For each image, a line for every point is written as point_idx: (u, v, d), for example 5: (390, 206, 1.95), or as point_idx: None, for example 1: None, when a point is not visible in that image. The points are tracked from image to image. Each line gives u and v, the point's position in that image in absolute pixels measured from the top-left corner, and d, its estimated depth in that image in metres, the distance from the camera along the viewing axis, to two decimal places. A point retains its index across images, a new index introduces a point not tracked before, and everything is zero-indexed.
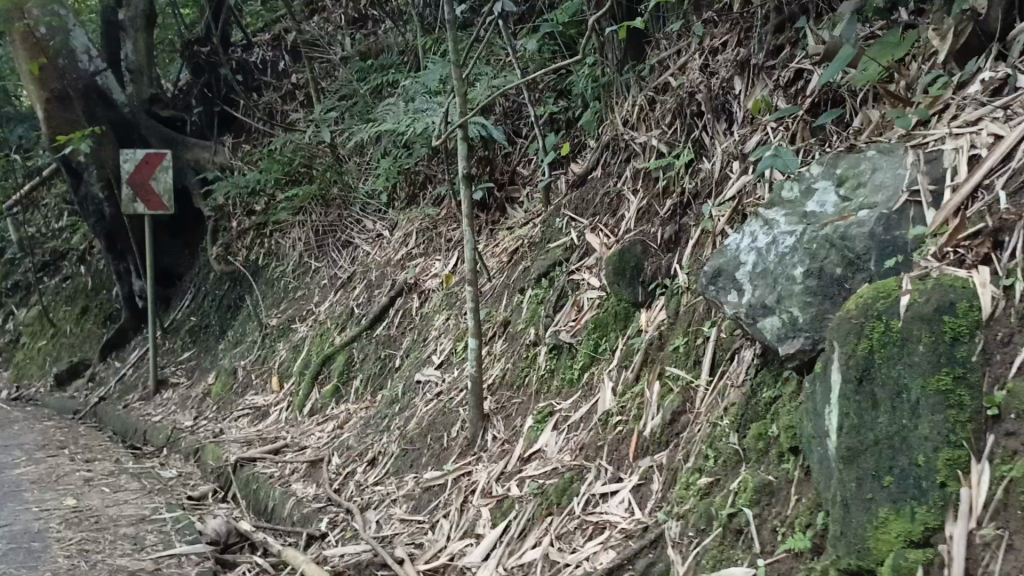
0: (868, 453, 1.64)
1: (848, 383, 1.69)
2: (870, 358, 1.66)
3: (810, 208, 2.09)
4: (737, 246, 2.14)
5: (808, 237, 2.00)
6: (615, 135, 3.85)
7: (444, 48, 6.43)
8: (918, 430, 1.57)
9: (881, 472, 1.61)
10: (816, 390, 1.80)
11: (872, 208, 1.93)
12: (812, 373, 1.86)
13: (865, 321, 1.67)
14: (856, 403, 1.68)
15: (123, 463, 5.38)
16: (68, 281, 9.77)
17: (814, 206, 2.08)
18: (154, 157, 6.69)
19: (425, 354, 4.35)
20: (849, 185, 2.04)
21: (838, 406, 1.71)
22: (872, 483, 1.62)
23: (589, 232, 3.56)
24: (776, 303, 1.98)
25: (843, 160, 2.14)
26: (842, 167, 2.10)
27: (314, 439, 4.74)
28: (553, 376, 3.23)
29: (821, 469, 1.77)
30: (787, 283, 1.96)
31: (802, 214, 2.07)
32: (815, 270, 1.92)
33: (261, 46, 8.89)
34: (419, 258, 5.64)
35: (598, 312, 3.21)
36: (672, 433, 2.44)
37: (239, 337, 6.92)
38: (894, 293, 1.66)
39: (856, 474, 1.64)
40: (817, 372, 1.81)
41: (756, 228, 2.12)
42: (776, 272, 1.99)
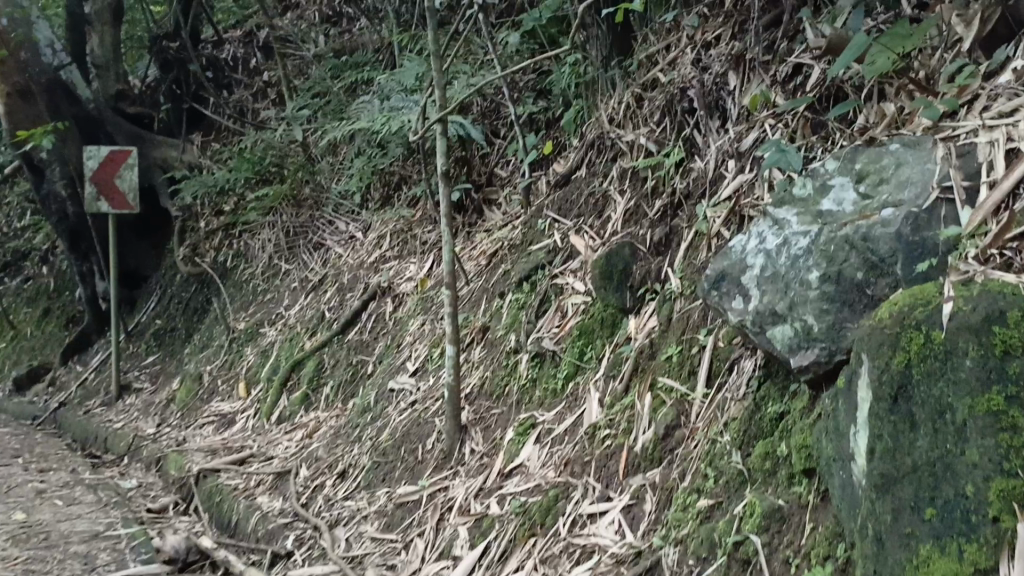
0: (905, 481, 1.46)
1: (882, 402, 1.51)
2: (906, 373, 1.48)
3: (826, 207, 1.92)
4: (744, 248, 1.99)
5: (825, 238, 1.84)
6: (601, 133, 3.69)
7: (421, 46, 6.25)
8: (965, 455, 1.38)
9: (922, 503, 1.43)
10: (839, 409, 1.64)
11: (899, 206, 1.76)
12: (832, 388, 1.70)
13: (901, 333, 1.50)
14: (891, 424, 1.50)
15: (80, 473, 5.13)
16: (30, 282, 9.44)
17: (830, 203, 1.91)
18: (119, 154, 6.42)
19: (399, 361, 4.16)
20: (870, 182, 1.87)
21: (870, 427, 1.53)
22: (911, 516, 1.43)
23: (573, 234, 3.40)
24: (787, 310, 1.81)
25: (862, 154, 1.96)
26: (862, 162, 1.93)
27: (281, 449, 4.53)
28: (535, 386, 3.06)
29: (845, 496, 1.61)
30: (801, 288, 1.79)
31: (817, 213, 1.92)
32: (833, 274, 1.76)
33: (233, 42, 8.59)
34: (393, 261, 5.44)
35: (584, 319, 3.04)
36: (665, 449, 2.28)
37: (205, 341, 6.67)
38: (936, 300, 1.50)
39: (892, 505, 1.46)
40: (839, 388, 1.65)
41: (766, 227, 1.98)
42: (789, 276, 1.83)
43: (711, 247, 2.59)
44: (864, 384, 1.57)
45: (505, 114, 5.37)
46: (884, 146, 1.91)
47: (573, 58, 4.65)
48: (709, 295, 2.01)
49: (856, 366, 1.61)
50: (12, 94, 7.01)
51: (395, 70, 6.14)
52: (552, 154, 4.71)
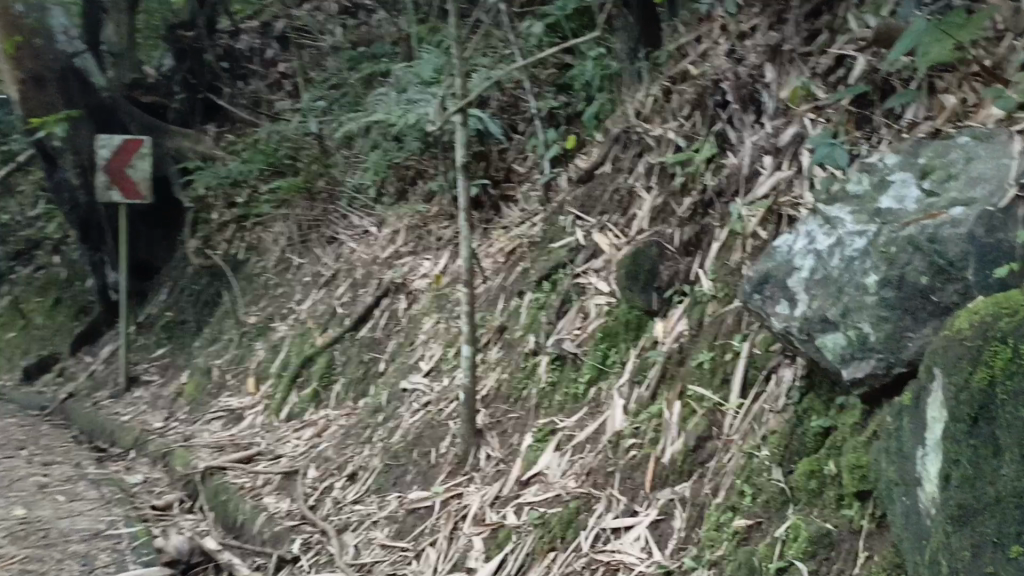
0: (986, 513, 1.27)
1: (961, 423, 1.33)
2: (987, 391, 1.29)
3: (884, 205, 1.79)
4: (790, 248, 1.88)
5: (884, 239, 1.72)
6: (627, 127, 3.51)
7: (440, 38, 6.11)
8: None
9: (1006, 539, 1.24)
10: (904, 431, 1.50)
11: (969, 204, 1.62)
12: (893, 405, 1.56)
13: (982, 345, 1.31)
14: (971, 449, 1.32)
15: (84, 467, 5.03)
16: (41, 271, 9.37)
17: (889, 201, 1.78)
18: (133, 143, 6.32)
19: (412, 360, 4.03)
20: (935, 178, 1.74)
21: (947, 450, 1.36)
22: (993, 553, 1.26)
23: (596, 232, 3.26)
24: (839, 316, 1.70)
25: (926, 148, 1.83)
26: (926, 156, 1.81)
27: (290, 447, 4.42)
28: (554, 390, 2.93)
29: (913, 524, 1.45)
30: (858, 293, 1.68)
31: (874, 211, 1.79)
32: (894, 278, 1.64)
33: (249, 32, 8.27)
34: (407, 257, 5.32)
35: (607, 321, 2.90)
36: (695, 462, 2.15)
37: (215, 335, 6.58)
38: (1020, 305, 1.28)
39: (971, 540, 1.29)
40: (908, 405, 1.50)
41: (815, 226, 1.86)
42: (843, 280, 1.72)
43: (747, 248, 2.45)
44: (941, 400, 1.39)
45: (525, 108, 5.20)
46: (952, 139, 1.78)
47: (598, 52, 4.51)
48: (749, 300, 1.87)
49: (929, 379, 1.45)
50: (25, 81, 6.93)
51: (413, 62, 6.00)
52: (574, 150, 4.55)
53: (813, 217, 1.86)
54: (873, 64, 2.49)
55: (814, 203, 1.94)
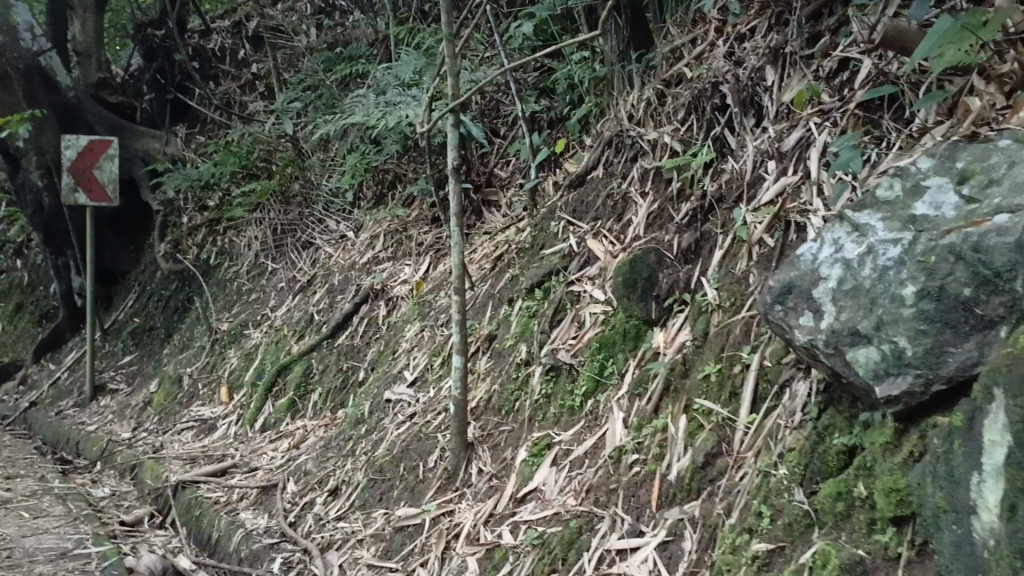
0: None
1: None
2: None
3: (920, 210, 1.75)
4: (816, 255, 1.86)
5: (922, 248, 1.65)
6: (620, 131, 3.44)
7: (420, 40, 6.01)
8: None
9: None
10: (955, 454, 1.41)
11: (1015, 211, 1.55)
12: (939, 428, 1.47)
13: None
14: None
15: (48, 480, 4.83)
16: (3, 276, 9.08)
17: (925, 207, 1.75)
18: (99, 144, 6.11)
19: (396, 369, 3.90)
20: (976, 184, 1.70)
21: (1010, 474, 1.27)
22: None
23: (590, 238, 3.16)
24: (873, 330, 1.65)
25: (965, 151, 1.79)
26: (965, 161, 1.76)
27: (266, 459, 4.27)
28: (548, 402, 2.82)
29: (963, 549, 1.36)
30: (894, 305, 1.63)
31: (908, 218, 1.75)
32: (934, 289, 1.57)
33: (220, 33, 8.30)
34: (386, 262, 5.19)
35: (603, 330, 2.81)
36: (704, 479, 2.05)
37: (185, 342, 6.38)
38: None
39: None
40: (957, 425, 1.42)
41: (843, 231, 1.82)
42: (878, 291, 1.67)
43: (752, 256, 2.36)
44: (1002, 421, 1.31)
45: (506, 113, 5.16)
46: (993, 143, 1.73)
47: (578, 57, 4.55)
48: (769, 312, 1.84)
49: (985, 399, 1.36)
50: None
51: (392, 65, 5.91)
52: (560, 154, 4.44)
53: (841, 224, 1.84)
54: (879, 66, 2.41)
55: (843, 209, 1.91)
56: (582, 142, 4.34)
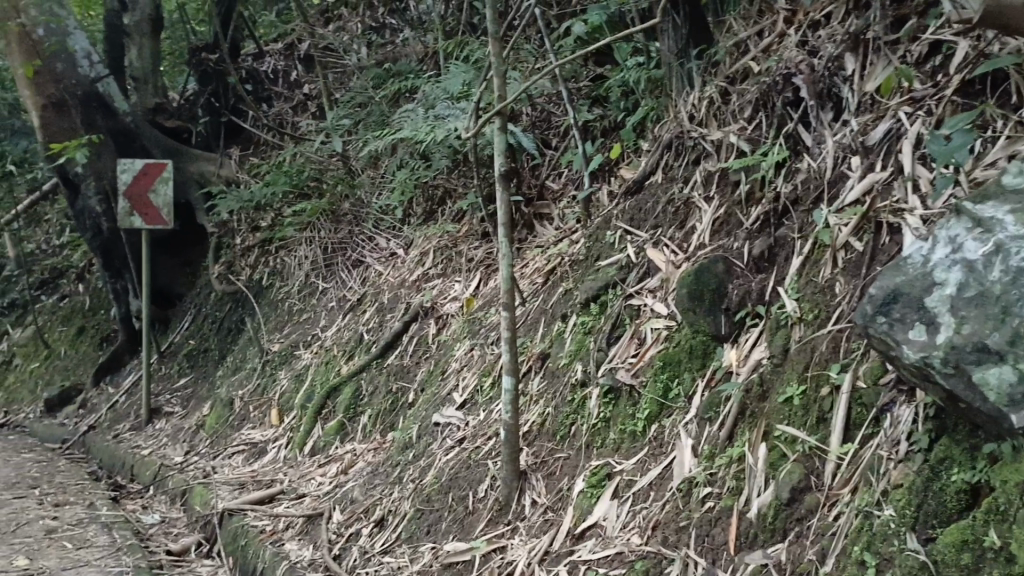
0: None
1: None
2: None
3: None
4: (929, 257, 1.64)
5: None
6: (680, 132, 3.17)
7: (469, 53, 5.87)
8: None
9: None
10: None
11: None
12: None
13: None
14: None
15: (98, 506, 4.74)
16: (65, 299, 9.17)
17: None
18: (154, 167, 6.09)
19: (445, 391, 3.69)
20: None
21: None
22: None
23: (650, 247, 2.90)
24: (1007, 345, 1.45)
25: None
26: None
27: (314, 485, 4.11)
28: (607, 427, 2.58)
29: None
30: None
31: None
32: None
33: (272, 55, 8.26)
34: (436, 279, 5.01)
35: (667, 348, 2.56)
36: (790, 518, 1.80)
37: (237, 364, 6.29)
38: None
39: None
40: None
41: (963, 229, 1.60)
42: (1013, 299, 1.48)
43: (836, 262, 2.10)
44: None
45: (557, 123, 4.96)
46: None
47: (633, 61, 4.30)
48: (873, 325, 1.62)
49: None
50: (46, 107, 6.82)
51: (441, 79, 5.78)
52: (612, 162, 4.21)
53: (961, 219, 1.61)
54: (978, 48, 2.15)
55: (957, 202, 1.67)
56: (637, 150, 4.07)
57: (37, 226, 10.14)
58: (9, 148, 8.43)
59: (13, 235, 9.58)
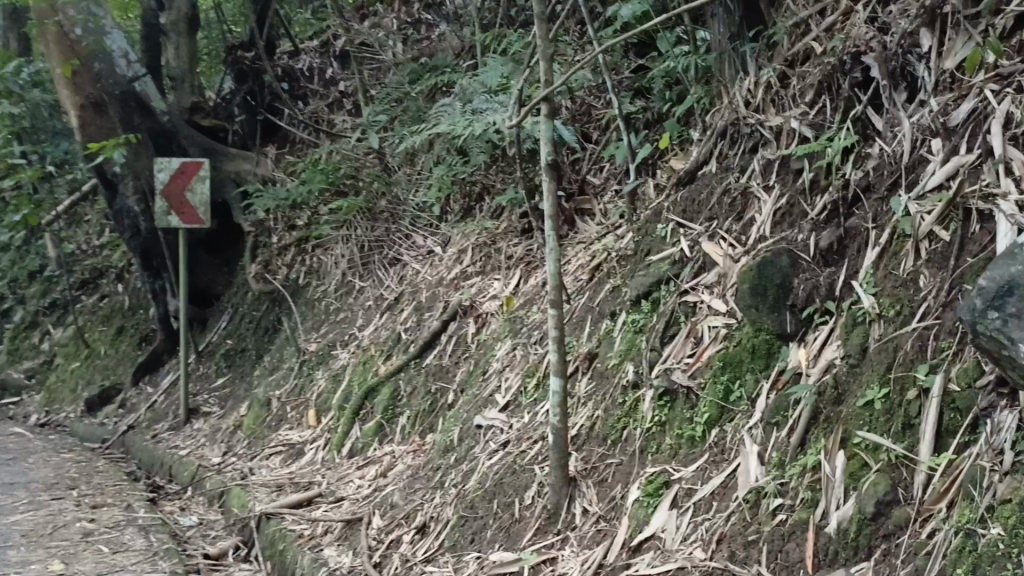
0: None
1: None
2: None
3: None
4: None
5: None
6: (734, 119, 2.99)
7: (507, 45, 5.73)
8: None
9: None
10: None
11: None
12: None
13: None
14: None
15: (135, 508, 4.68)
16: (104, 299, 9.20)
17: None
18: (191, 166, 6.03)
19: (487, 392, 3.56)
20: None
21: None
22: None
23: (705, 240, 2.73)
24: None
25: None
26: None
27: (353, 488, 4.01)
28: (663, 432, 2.42)
29: None
30: None
31: None
32: None
33: (309, 53, 8.21)
34: (475, 277, 4.88)
35: (727, 347, 2.40)
36: (876, 535, 1.65)
37: (275, 363, 6.22)
38: None
39: None
40: None
41: None
42: None
43: (920, 254, 1.94)
44: None
45: (597, 116, 4.81)
46: None
47: (679, 50, 4.11)
48: (984, 322, 1.54)
49: None
50: (85, 107, 6.79)
51: (478, 73, 5.66)
52: (656, 153, 4.04)
53: None
54: None
55: None
56: (683, 141, 3.90)
57: (76, 227, 10.21)
58: (49, 150, 8.47)
59: (54, 236, 9.65)
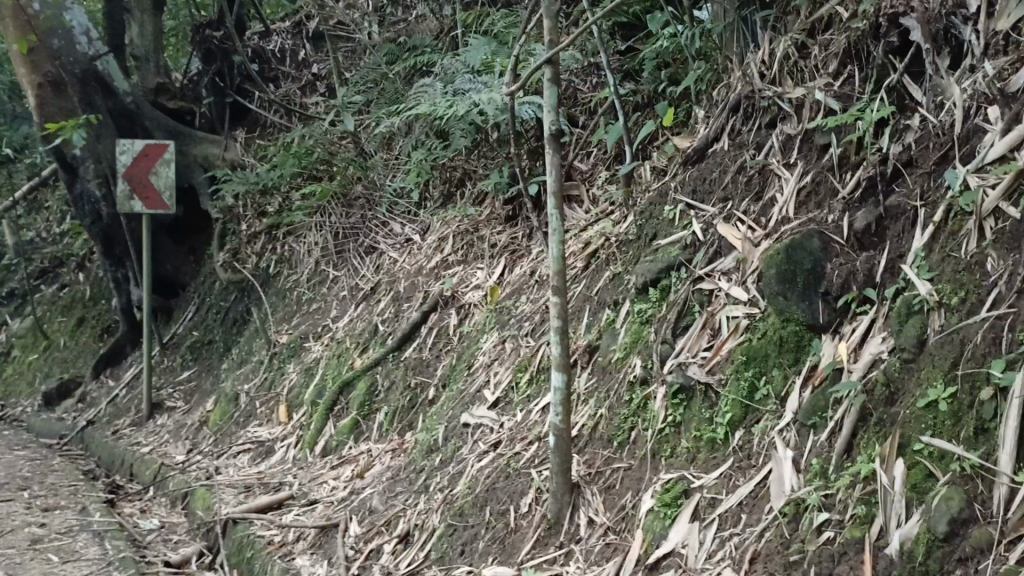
0: None
1: None
2: None
3: None
4: None
5: None
6: (749, 92, 2.74)
7: (490, 25, 5.47)
8: None
9: None
10: None
11: None
12: None
13: None
14: None
15: (90, 512, 4.35)
16: (65, 289, 8.80)
17: None
18: (156, 148, 5.65)
19: (475, 389, 3.31)
20: None
21: None
22: None
23: (721, 221, 2.49)
24: None
25: None
26: None
27: (326, 490, 3.74)
28: (678, 434, 2.18)
29: None
30: None
31: None
32: None
33: (280, 33, 7.86)
34: (456, 266, 4.61)
35: (749, 340, 2.16)
36: (948, 559, 1.44)
37: (243, 356, 5.90)
38: None
39: None
40: None
41: None
42: None
43: (984, 234, 1.73)
44: None
45: (584, 99, 4.54)
46: None
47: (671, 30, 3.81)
48: None
49: None
50: (43, 85, 6.37)
51: (460, 52, 5.39)
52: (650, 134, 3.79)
53: None
54: None
55: None
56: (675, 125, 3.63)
57: (36, 213, 9.79)
58: (8, 134, 8.09)
59: (11, 223, 9.22)
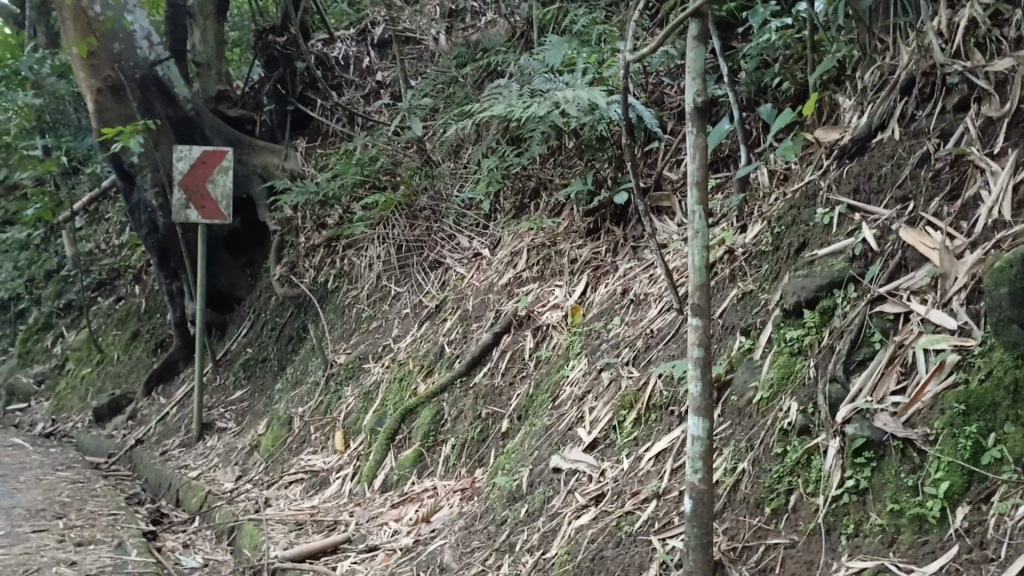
0: None
1: None
2: None
3: None
4: None
5: None
6: (926, 69, 2.21)
7: (571, 22, 4.95)
8: None
9: None
10: None
11: None
12: None
13: None
14: None
15: (126, 548, 3.94)
16: (121, 302, 8.55)
17: None
18: (214, 155, 5.27)
19: (564, 428, 2.79)
20: None
21: None
22: None
23: (907, 228, 1.95)
24: None
25: None
26: None
27: (388, 535, 3.26)
28: (866, 505, 1.63)
29: None
30: None
31: None
32: None
33: (344, 40, 7.50)
34: (532, 283, 4.10)
35: (964, 382, 1.62)
36: None
37: (299, 376, 5.47)
38: None
39: None
40: None
41: None
42: None
43: None
44: None
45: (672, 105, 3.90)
46: None
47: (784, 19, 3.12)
48: None
49: None
50: (102, 90, 6.10)
51: (536, 52, 4.94)
52: (756, 128, 3.21)
53: None
54: None
55: None
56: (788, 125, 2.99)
57: (96, 225, 9.63)
58: (68, 144, 7.91)
59: (71, 234, 9.03)
